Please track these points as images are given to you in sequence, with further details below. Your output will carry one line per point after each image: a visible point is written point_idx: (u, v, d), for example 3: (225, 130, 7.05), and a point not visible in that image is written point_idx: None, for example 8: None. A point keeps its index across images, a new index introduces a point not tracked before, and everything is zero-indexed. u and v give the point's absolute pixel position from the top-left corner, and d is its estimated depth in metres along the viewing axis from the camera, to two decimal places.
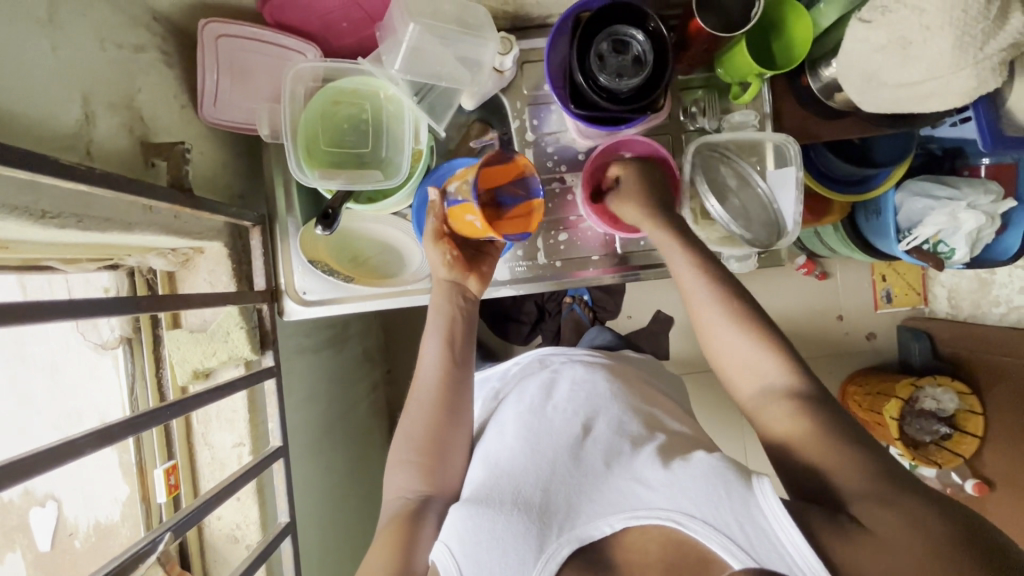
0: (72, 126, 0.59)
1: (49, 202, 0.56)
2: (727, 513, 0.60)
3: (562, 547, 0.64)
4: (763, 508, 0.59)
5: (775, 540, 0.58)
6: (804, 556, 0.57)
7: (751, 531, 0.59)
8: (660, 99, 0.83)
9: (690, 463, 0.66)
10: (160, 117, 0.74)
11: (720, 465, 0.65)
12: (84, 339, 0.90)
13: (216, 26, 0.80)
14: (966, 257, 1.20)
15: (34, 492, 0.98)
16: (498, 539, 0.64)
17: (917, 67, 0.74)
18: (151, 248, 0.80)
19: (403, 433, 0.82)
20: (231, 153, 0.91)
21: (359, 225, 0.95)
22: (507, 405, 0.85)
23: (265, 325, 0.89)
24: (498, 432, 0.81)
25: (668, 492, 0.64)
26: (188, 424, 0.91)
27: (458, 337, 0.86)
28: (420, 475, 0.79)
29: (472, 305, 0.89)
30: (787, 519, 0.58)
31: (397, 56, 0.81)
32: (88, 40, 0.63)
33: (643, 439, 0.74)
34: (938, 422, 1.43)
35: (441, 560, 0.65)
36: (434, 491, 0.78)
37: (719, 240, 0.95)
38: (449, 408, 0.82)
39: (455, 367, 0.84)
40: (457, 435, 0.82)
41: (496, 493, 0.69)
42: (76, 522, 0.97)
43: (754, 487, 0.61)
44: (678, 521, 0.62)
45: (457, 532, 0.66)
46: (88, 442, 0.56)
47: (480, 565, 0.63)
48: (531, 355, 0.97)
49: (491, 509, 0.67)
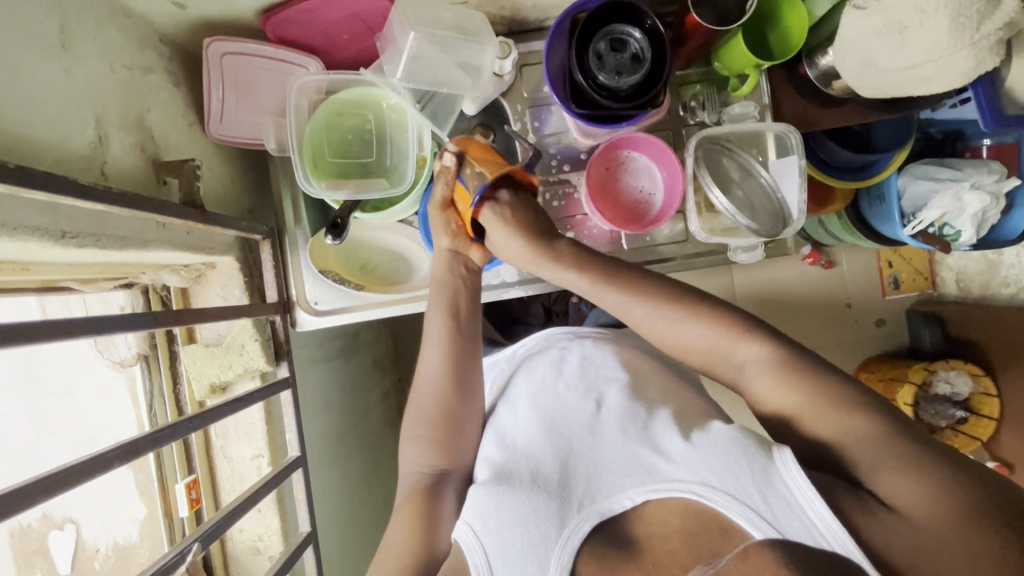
0: (87, 148, 0.60)
1: (68, 222, 0.57)
2: (748, 483, 0.60)
3: (584, 522, 0.66)
4: (785, 478, 0.58)
5: (798, 508, 0.57)
6: (827, 523, 0.56)
7: (773, 500, 0.58)
8: (660, 94, 0.83)
9: (708, 434, 0.67)
10: (170, 136, 0.76)
11: (740, 435, 0.64)
12: (102, 358, 0.91)
13: (221, 43, 0.80)
14: (972, 240, 1.19)
15: (51, 516, 0.98)
16: (519, 518, 0.66)
17: (914, 50, 0.74)
18: (165, 265, 0.81)
19: (417, 406, 0.84)
20: (239, 168, 0.92)
21: (368, 233, 0.97)
22: (520, 382, 0.86)
23: (279, 336, 0.90)
24: (513, 412, 0.82)
25: (688, 463, 0.65)
26: (207, 438, 0.92)
27: (461, 310, 0.86)
28: (435, 450, 0.81)
29: (473, 276, 0.88)
30: (811, 490, 0.57)
31: (398, 66, 0.83)
32: (98, 63, 0.64)
33: (657, 406, 0.76)
34: (954, 407, 1.43)
35: (465, 541, 0.68)
36: (449, 464, 0.81)
37: (722, 232, 0.93)
38: (462, 387, 0.84)
39: (462, 341, 0.85)
40: (470, 409, 0.84)
41: (516, 474, 0.72)
42: (96, 545, 0.98)
43: (774, 456, 0.60)
44: (699, 494, 0.62)
45: (478, 513, 0.69)
46: (114, 455, 0.57)
47: (502, 542, 0.65)
48: (546, 331, 0.96)
49: (512, 490, 0.69)
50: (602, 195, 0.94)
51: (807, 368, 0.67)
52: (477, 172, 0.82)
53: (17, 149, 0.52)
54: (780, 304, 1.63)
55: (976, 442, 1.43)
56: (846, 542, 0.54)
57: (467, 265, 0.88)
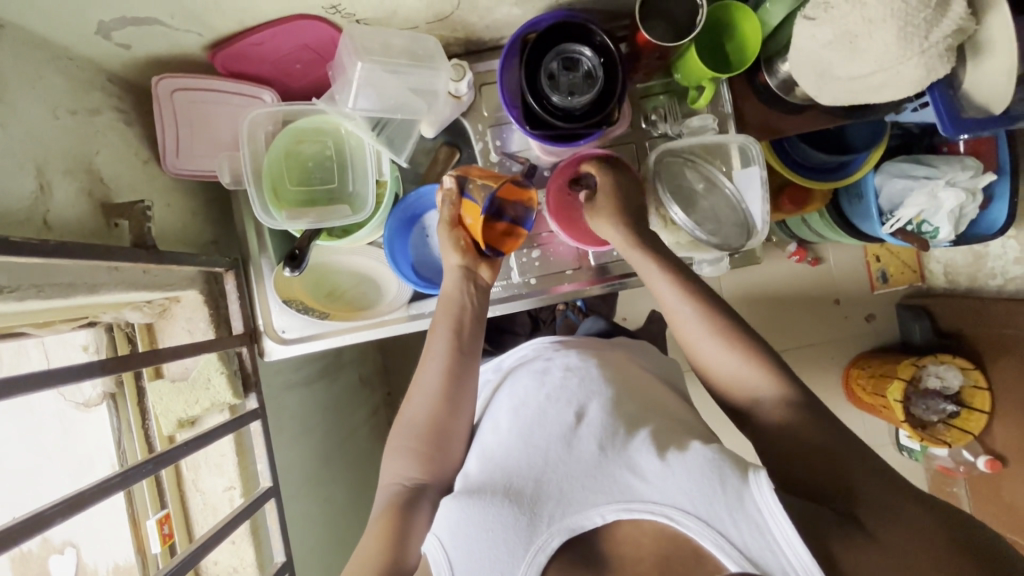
0: (26, 200, 0.61)
1: (5, 276, 0.57)
2: (722, 510, 0.60)
3: (553, 538, 0.64)
4: (758, 502, 0.60)
5: (768, 534, 0.58)
6: (803, 562, 0.57)
7: (744, 524, 0.59)
8: (615, 110, 0.83)
9: (685, 455, 0.66)
10: (121, 176, 0.76)
11: (716, 458, 0.64)
12: (66, 399, 0.91)
13: (171, 80, 0.81)
14: (951, 236, 1.18)
15: (51, 540, 0.99)
16: (488, 532, 0.64)
17: (864, 60, 0.73)
18: (125, 304, 0.81)
19: (406, 419, 0.82)
20: (200, 200, 0.92)
21: (332, 258, 0.96)
22: (503, 397, 0.84)
23: (247, 367, 0.90)
24: (494, 426, 0.79)
25: (663, 485, 0.64)
26: (177, 473, 0.92)
27: (466, 326, 0.85)
28: (418, 463, 0.79)
29: (483, 294, 0.88)
30: (782, 514, 0.59)
31: (350, 95, 0.82)
32: (39, 111, 0.65)
33: (636, 424, 0.73)
34: (944, 401, 1.40)
35: (433, 554, 0.66)
36: (429, 478, 0.79)
37: (688, 245, 0.93)
38: (452, 401, 0.81)
39: (460, 358, 0.83)
40: (458, 424, 0.81)
41: (489, 487, 0.69)
42: (99, 561, 0.96)
43: (749, 479, 0.61)
44: (673, 518, 0.62)
45: (449, 526, 0.67)
46: (57, 512, 0.56)
47: (470, 558, 0.64)
48: (534, 345, 0.94)
49: (482, 502, 0.67)
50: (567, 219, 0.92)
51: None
52: (482, 184, 0.85)
53: None
54: (766, 305, 1.62)
55: (969, 437, 1.39)
56: (813, 571, 0.56)
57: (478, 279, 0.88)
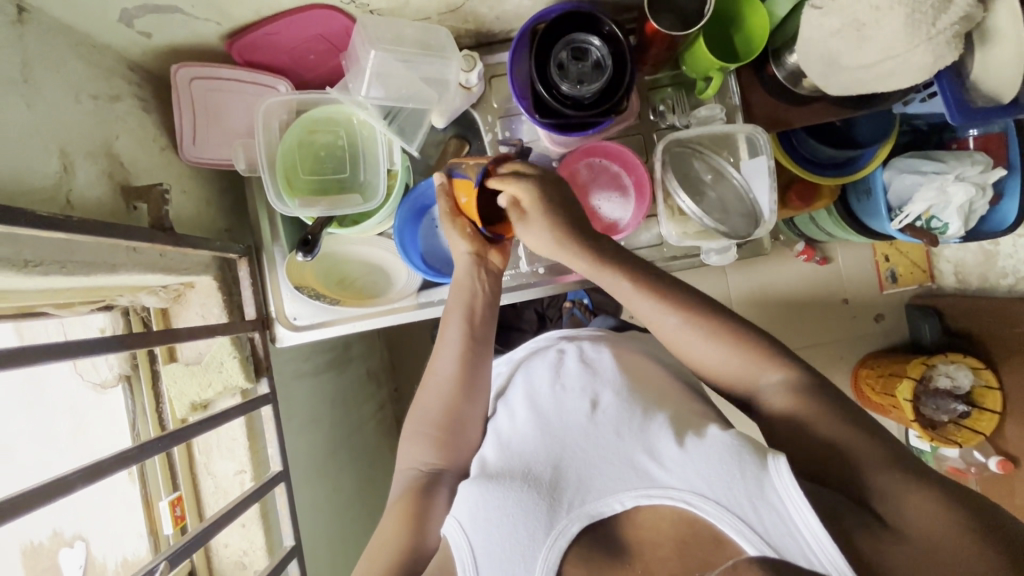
0: (51, 178, 0.63)
1: (31, 251, 0.59)
2: (741, 494, 0.58)
3: (572, 524, 0.63)
4: (778, 489, 0.57)
5: (790, 520, 0.56)
6: (826, 550, 0.54)
7: (764, 510, 0.57)
8: (623, 100, 0.84)
9: (704, 441, 0.64)
10: (140, 160, 0.78)
11: (736, 443, 0.62)
12: (82, 379, 0.93)
13: (190, 69, 0.83)
14: (960, 232, 1.17)
15: (63, 533, 1.00)
16: (508, 517, 0.64)
17: (873, 47, 0.74)
18: (142, 287, 0.83)
19: (422, 407, 0.83)
20: (215, 188, 0.94)
21: (344, 248, 0.98)
22: (518, 386, 0.85)
23: (259, 352, 0.92)
24: (509, 414, 0.80)
25: (681, 471, 0.62)
26: (190, 453, 0.95)
27: (479, 313, 0.84)
28: (436, 448, 0.80)
29: (494, 278, 0.87)
30: (803, 501, 0.56)
31: (363, 83, 0.84)
32: (63, 95, 0.67)
33: (654, 409, 0.72)
34: (955, 401, 1.38)
35: (453, 537, 0.66)
36: (447, 464, 0.79)
37: (696, 234, 0.92)
38: (469, 388, 0.82)
39: (474, 344, 0.83)
40: (471, 409, 0.82)
41: (506, 473, 0.69)
42: (105, 560, 0.98)
43: (768, 465, 0.59)
44: (691, 502, 0.60)
45: (467, 510, 0.67)
46: (77, 478, 0.58)
47: (490, 543, 0.63)
48: (545, 337, 0.96)
49: (501, 487, 0.67)
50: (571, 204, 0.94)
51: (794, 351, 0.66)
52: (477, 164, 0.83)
53: None
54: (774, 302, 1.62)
55: (980, 437, 1.38)
56: (838, 560, 0.53)
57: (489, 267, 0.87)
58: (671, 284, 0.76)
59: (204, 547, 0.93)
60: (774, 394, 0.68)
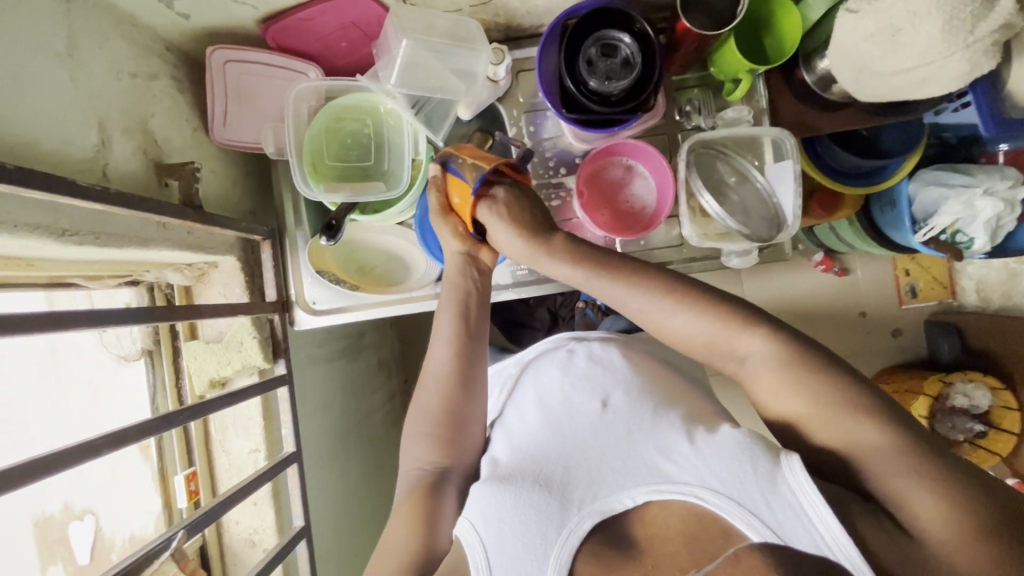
0: (89, 152, 0.64)
1: (68, 220, 0.61)
2: (752, 488, 0.58)
3: (584, 521, 0.63)
4: (791, 485, 0.56)
5: (802, 515, 0.55)
6: (835, 540, 0.54)
7: (776, 504, 0.56)
8: (650, 98, 0.85)
9: (715, 438, 0.64)
10: (173, 139, 0.79)
11: (747, 439, 0.62)
12: (107, 351, 0.96)
13: (224, 51, 0.84)
14: (986, 247, 1.12)
15: (74, 507, 1.02)
16: (520, 514, 0.64)
17: (906, 53, 0.73)
18: (168, 264, 0.85)
19: (420, 406, 0.82)
20: (243, 171, 0.96)
21: (366, 236, 0.99)
22: (528, 385, 0.85)
23: (277, 334, 0.93)
24: (519, 414, 0.81)
25: (691, 465, 0.62)
26: (207, 431, 0.97)
27: (472, 309, 0.85)
28: (438, 447, 0.80)
29: (486, 278, 0.87)
30: (818, 497, 0.55)
31: (392, 71, 0.84)
32: (104, 72, 0.68)
33: (666, 407, 0.72)
34: (972, 421, 1.35)
35: (465, 537, 0.66)
36: (450, 462, 0.80)
37: (716, 237, 0.92)
38: (466, 385, 0.82)
39: (469, 341, 0.83)
40: (472, 408, 0.82)
41: (518, 474, 0.69)
42: (114, 537, 1.02)
43: (781, 462, 0.58)
44: (703, 497, 0.60)
45: (480, 510, 0.67)
46: (103, 443, 0.60)
47: (502, 542, 0.63)
48: (554, 337, 0.95)
49: (513, 488, 0.67)
50: (597, 207, 0.95)
51: (814, 360, 0.63)
52: (474, 163, 0.82)
53: (20, 152, 0.56)
54: None
55: (995, 458, 1.36)
56: (850, 552, 0.53)
57: (478, 266, 0.87)
58: (623, 262, 0.74)
59: (216, 522, 0.95)
60: (785, 403, 0.63)
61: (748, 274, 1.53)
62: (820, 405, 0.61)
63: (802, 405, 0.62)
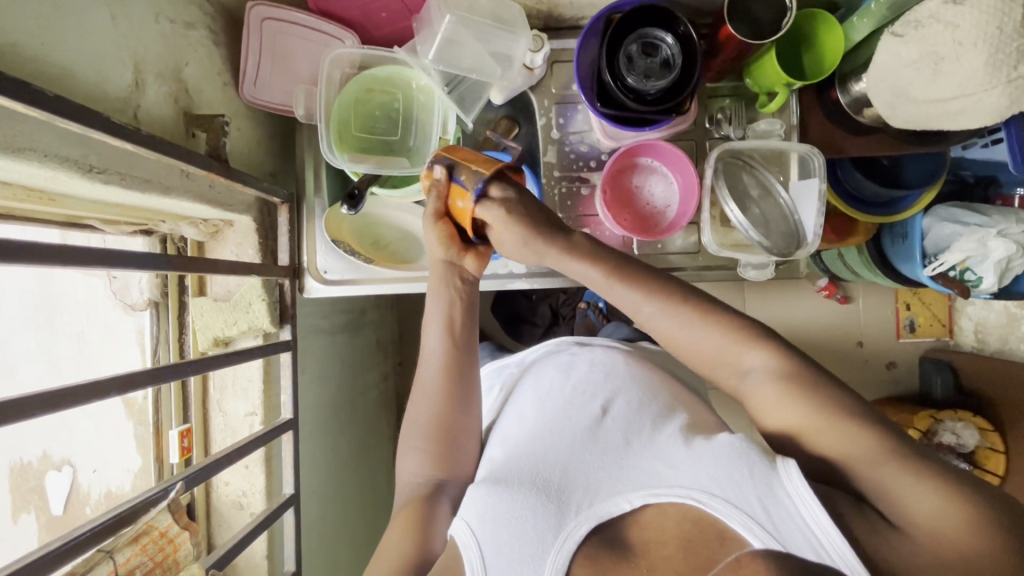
0: (122, 92, 0.64)
1: (97, 157, 0.61)
2: (749, 491, 0.57)
3: (580, 526, 0.62)
4: (788, 490, 0.55)
5: (800, 519, 0.54)
6: (837, 548, 0.52)
7: (773, 509, 0.55)
8: (686, 101, 0.85)
9: (712, 444, 0.63)
10: (204, 91, 0.79)
11: (743, 444, 0.60)
12: (114, 299, 0.96)
13: (263, 9, 0.85)
14: (993, 288, 1.08)
15: (52, 455, 1.02)
16: (518, 517, 0.63)
17: (948, 83, 0.72)
18: (185, 216, 0.84)
19: (412, 420, 0.81)
20: (267, 133, 0.95)
21: (382, 211, 0.98)
22: (527, 386, 0.85)
23: (286, 300, 0.93)
24: (518, 413, 0.81)
25: (688, 469, 0.62)
26: (205, 389, 0.97)
27: (457, 320, 0.82)
28: (431, 461, 0.78)
29: (470, 284, 0.83)
30: (814, 501, 0.54)
31: (432, 46, 0.84)
32: (145, 14, 0.67)
33: (664, 420, 0.72)
34: (956, 457, 1.30)
35: (460, 537, 0.64)
36: (445, 475, 0.77)
37: (732, 246, 0.93)
38: (458, 398, 0.81)
39: (456, 351, 0.82)
40: (464, 422, 0.80)
41: (515, 475, 0.69)
42: (91, 489, 1.01)
43: (777, 467, 0.57)
44: (699, 500, 0.59)
45: (476, 511, 0.66)
46: (112, 385, 0.59)
47: (499, 543, 0.62)
48: (556, 340, 0.95)
49: (509, 490, 0.66)
50: (620, 211, 0.94)
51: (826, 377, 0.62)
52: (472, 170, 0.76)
53: (58, 84, 0.56)
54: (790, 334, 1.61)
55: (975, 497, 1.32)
56: (848, 556, 0.52)
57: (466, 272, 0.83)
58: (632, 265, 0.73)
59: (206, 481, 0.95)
60: (777, 416, 0.63)
61: (754, 293, 1.54)
62: (818, 423, 0.60)
63: (810, 421, 0.61)
